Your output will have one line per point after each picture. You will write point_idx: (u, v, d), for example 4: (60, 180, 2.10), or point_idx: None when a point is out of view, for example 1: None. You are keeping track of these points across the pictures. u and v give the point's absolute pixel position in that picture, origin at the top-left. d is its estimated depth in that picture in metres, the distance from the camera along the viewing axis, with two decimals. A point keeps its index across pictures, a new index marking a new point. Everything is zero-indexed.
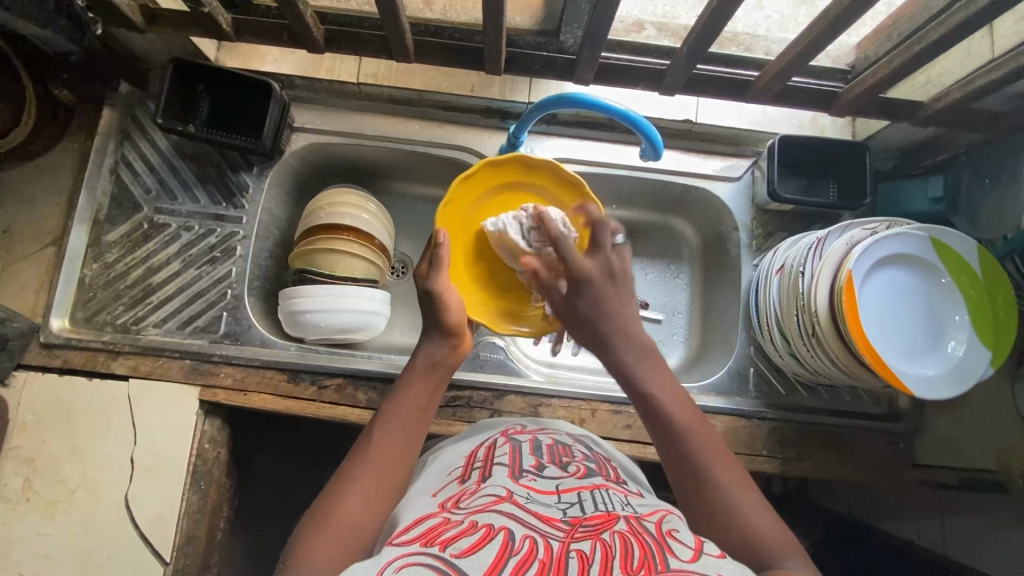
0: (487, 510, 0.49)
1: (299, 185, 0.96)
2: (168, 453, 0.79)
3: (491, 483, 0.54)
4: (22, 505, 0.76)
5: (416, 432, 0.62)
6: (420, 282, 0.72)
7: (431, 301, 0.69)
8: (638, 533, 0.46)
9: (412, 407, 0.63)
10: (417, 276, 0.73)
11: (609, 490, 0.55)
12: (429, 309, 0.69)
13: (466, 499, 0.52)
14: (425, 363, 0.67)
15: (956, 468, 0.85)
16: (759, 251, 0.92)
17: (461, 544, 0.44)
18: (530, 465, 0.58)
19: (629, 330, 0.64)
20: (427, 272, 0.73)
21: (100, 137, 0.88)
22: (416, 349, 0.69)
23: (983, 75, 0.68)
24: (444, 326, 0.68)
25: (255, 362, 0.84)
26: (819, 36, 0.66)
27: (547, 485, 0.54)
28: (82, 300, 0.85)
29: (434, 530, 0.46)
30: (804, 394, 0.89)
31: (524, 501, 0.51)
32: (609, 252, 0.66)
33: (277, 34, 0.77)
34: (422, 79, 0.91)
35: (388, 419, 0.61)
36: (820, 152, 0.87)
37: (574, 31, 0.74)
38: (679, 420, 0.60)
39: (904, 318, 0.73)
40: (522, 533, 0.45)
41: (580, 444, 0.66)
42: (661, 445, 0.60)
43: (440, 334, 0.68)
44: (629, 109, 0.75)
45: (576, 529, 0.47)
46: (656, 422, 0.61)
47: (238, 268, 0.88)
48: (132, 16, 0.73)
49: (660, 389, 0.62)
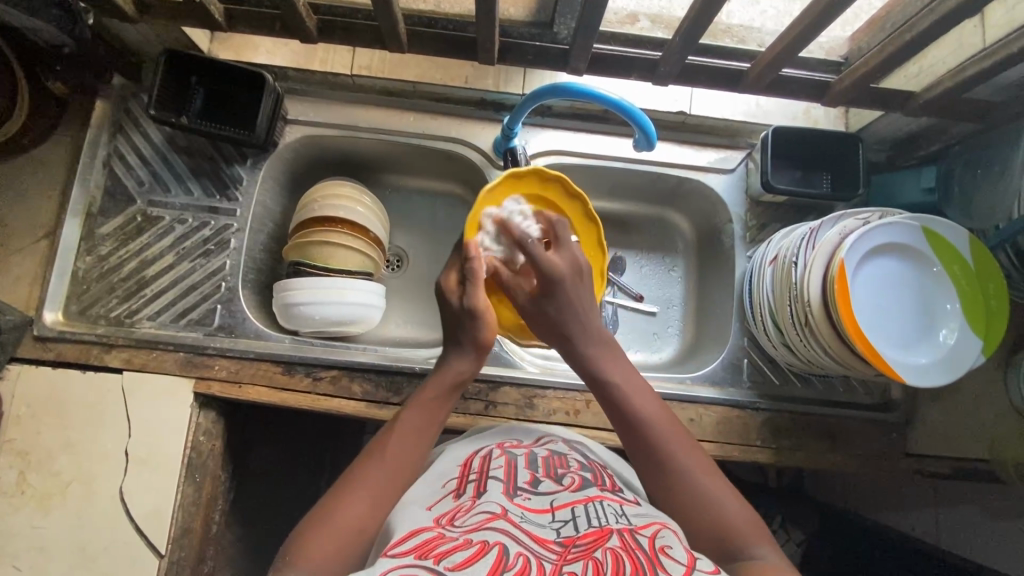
0: (482, 528, 0.48)
1: (293, 178, 0.96)
2: (163, 445, 0.79)
3: (486, 498, 0.54)
4: (16, 499, 0.76)
5: (425, 442, 0.61)
6: (452, 297, 0.66)
7: (472, 320, 0.64)
8: (631, 549, 0.46)
9: (429, 419, 0.62)
10: (445, 290, 0.67)
11: (603, 501, 0.55)
12: (458, 326, 0.65)
13: (461, 516, 0.52)
14: (452, 379, 0.64)
15: (948, 458, 0.86)
16: (753, 243, 0.92)
17: (456, 558, 0.44)
18: (525, 481, 0.57)
19: (588, 327, 0.66)
20: (456, 287, 0.67)
21: (92, 129, 0.87)
22: (445, 356, 0.66)
23: (975, 63, 0.69)
24: (480, 343, 0.65)
25: (249, 355, 0.84)
26: (811, 25, 0.66)
27: (541, 503, 0.54)
28: (76, 293, 0.85)
29: (429, 543, 0.47)
30: (798, 384, 0.89)
31: (519, 519, 0.51)
32: (571, 247, 0.68)
33: (270, 24, 0.77)
34: (416, 70, 0.92)
35: (404, 431, 0.60)
36: (813, 143, 0.87)
37: (568, 22, 0.75)
38: (644, 412, 0.61)
39: (895, 309, 0.73)
40: (516, 550, 0.46)
41: (575, 452, 0.66)
42: (625, 435, 0.61)
43: (472, 350, 0.65)
44: (622, 99, 0.74)
45: (569, 550, 0.47)
46: (621, 414, 0.61)
47: (232, 261, 0.88)
48: (125, 6, 0.73)
49: (624, 382, 0.63)
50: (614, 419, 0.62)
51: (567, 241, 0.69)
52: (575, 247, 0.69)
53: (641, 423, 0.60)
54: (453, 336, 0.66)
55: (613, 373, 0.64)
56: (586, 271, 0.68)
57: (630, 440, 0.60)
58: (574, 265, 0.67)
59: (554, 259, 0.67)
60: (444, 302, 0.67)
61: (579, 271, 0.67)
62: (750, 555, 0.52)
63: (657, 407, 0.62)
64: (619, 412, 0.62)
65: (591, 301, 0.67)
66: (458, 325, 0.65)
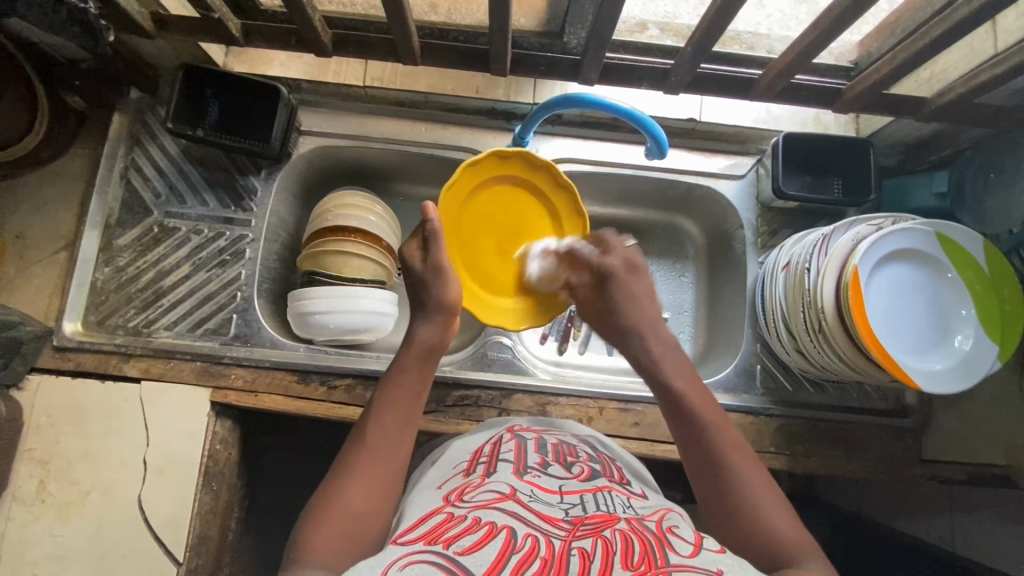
0: (490, 507, 0.49)
1: (306, 189, 0.97)
2: (180, 453, 0.80)
3: (495, 478, 0.55)
4: (36, 507, 0.77)
5: (409, 419, 0.62)
6: (412, 261, 0.70)
7: (435, 278, 0.68)
8: (638, 531, 0.47)
9: (407, 396, 0.63)
10: (407, 256, 0.70)
11: (612, 491, 0.55)
12: (424, 286, 0.68)
13: (470, 492, 0.53)
14: (421, 347, 0.66)
15: (964, 463, 0.85)
16: (764, 249, 0.93)
17: (465, 542, 0.44)
18: (535, 462, 0.59)
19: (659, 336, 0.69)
20: (419, 252, 0.70)
21: (110, 143, 0.89)
22: (411, 330, 0.67)
23: (987, 69, 0.69)
24: (445, 306, 0.68)
25: (265, 363, 0.85)
26: (820, 36, 0.67)
27: (551, 484, 0.54)
28: (94, 304, 0.86)
29: (436, 529, 0.47)
30: (811, 390, 0.89)
31: (528, 500, 0.51)
32: (620, 249, 0.74)
33: (285, 39, 0.78)
34: (428, 81, 0.92)
35: (383, 409, 0.61)
36: (823, 151, 0.87)
37: (578, 32, 0.76)
38: (703, 415, 0.61)
39: (926, 315, 0.73)
40: (524, 531, 0.46)
41: (584, 444, 0.66)
42: (682, 436, 0.62)
43: (441, 315, 0.68)
44: (633, 108, 0.75)
45: (578, 527, 0.47)
46: (682, 418, 0.62)
47: (247, 270, 0.89)
48: (143, 22, 0.74)
49: (688, 385, 0.64)
50: (672, 420, 0.63)
51: (619, 242, 0.75)
52: (629, 249, 0.74)
53: (698, 420, 0.61)
54: (418, 301, 0.69)
55: (678, 380, 0.65)
56: (643, 268, 0.74)
57: (686, 440, 0.61)
58: (635, 269, 0.73)
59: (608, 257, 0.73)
60: (407, 267, 0.70)
61: (632, 267, 0.73)
62: (795, 564, 0.51)
63: (719, 413, 0.62)
64: (682, 416, 0.62)
65: (648, 301, 0.72)
66: (421, 288, 0.68)
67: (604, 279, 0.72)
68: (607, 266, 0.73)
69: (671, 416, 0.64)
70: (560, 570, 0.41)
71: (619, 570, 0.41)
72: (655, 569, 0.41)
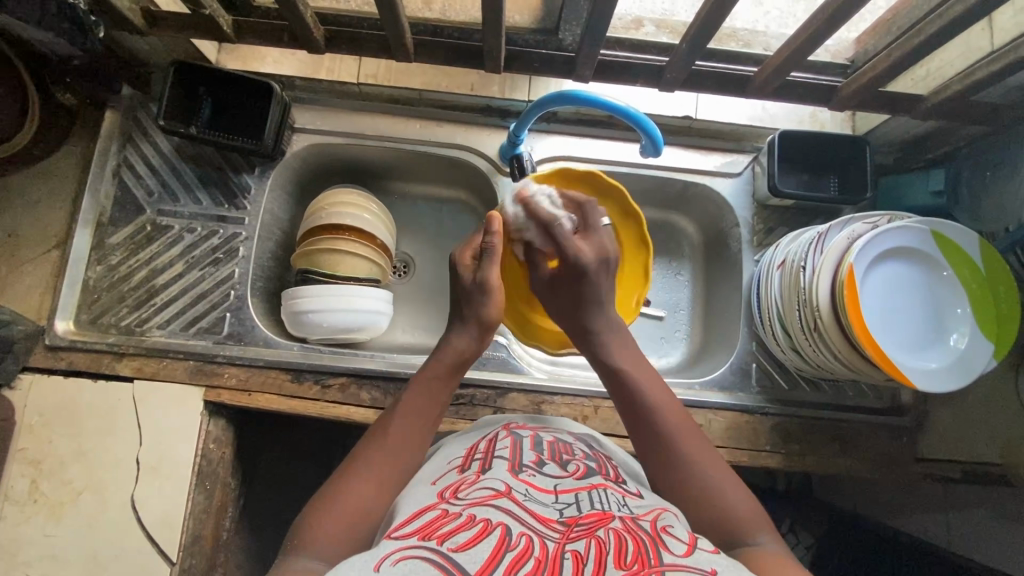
0: (485, 504, 0.49)
1: (300, 187, 0.97)
2: (174, 452, 0.79)
3: (490, 475, 0.54)
4: (28, 507, 0.76)
5: (428, 425, 0.62)
6: (464, 272, 0.69)
7: (481, 296, 0.67)
8: (633, 530, 0.46)
9: (430, 401, 0.63)
10: (460, 265, 0.70)
11: (607, 489, 0.55)
12: (467, 301, 0.68)
13: (464, 489, 0.52)
14: (452, 356, 0.65)
15: (960, 461, 0.85)
16: (760, 247, 0.92)
17: (459, 538, 0.44)
18: (530, 460, 0.58)
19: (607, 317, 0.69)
20: (471, 264, 0.70)
21: (102, 141, 0.88)
22: (446, 337, 0.68)
23: (984, 66, 0.68)
24: (484, 322, 0.67)
25: (258, 362, 0.84)
26: (816, 32, 0.67)
27: (546, 483, 0.54)
28: (87, 303, 0.86)
29: (431, 524, 0.46)
30: (807, 388, 0.89)
31: (523, 498, 0.51)
32: (597, 236, 0.71)
33: (278, 35, 0.77)
34: (422, 77, 0.91)
35: (405, 411, 0.61)
36: (819, 149, 0.87)
37: (573, 29, 0.75)
38: (649, 398, 0.62)
39: (893, 304, 0.73)
40: (519, 530, 0.45)
41: (580, 442, 0.66)
42: (629, 419, 0.62)
43: (477, 328, 0.67)
44: (627, 106, 0.74)
45: (572, 528, 0.47)
46: (628, 401, 0.63)
47: (240, 269, 0.89)
48: (134, 20, 0.74)
49: (636, 368, 0.65)
50: (620, 404, 0.64)
51: (596, 228, 0.71)
52: (602, 232, 0.71)
53: (643, 403, 0.62)
54: (459, 311, 0.68)
55: (623, 362, 0.66)
56: (614, 260, 0.70)
57: (633, 423, 0.62)
58: (604, 253, 0.70)
59: (581, 246, 0.70)
60: (457, 277, 0.70)
61: (605, 259, 0.69)
62: (750, 542, 0.52)
63: (663, 394, 0.63)
64: (627, 400, 0.63)
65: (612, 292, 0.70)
66: (465, 298, 0.68)
67: (578, 273, 0.69)
68: (580, 262, 0.68)
69: (618, 399, 0.64)
70: (553, 571, 0.41)
71: (613, 570, 0.41)
72: (649, 569, 0.41)
